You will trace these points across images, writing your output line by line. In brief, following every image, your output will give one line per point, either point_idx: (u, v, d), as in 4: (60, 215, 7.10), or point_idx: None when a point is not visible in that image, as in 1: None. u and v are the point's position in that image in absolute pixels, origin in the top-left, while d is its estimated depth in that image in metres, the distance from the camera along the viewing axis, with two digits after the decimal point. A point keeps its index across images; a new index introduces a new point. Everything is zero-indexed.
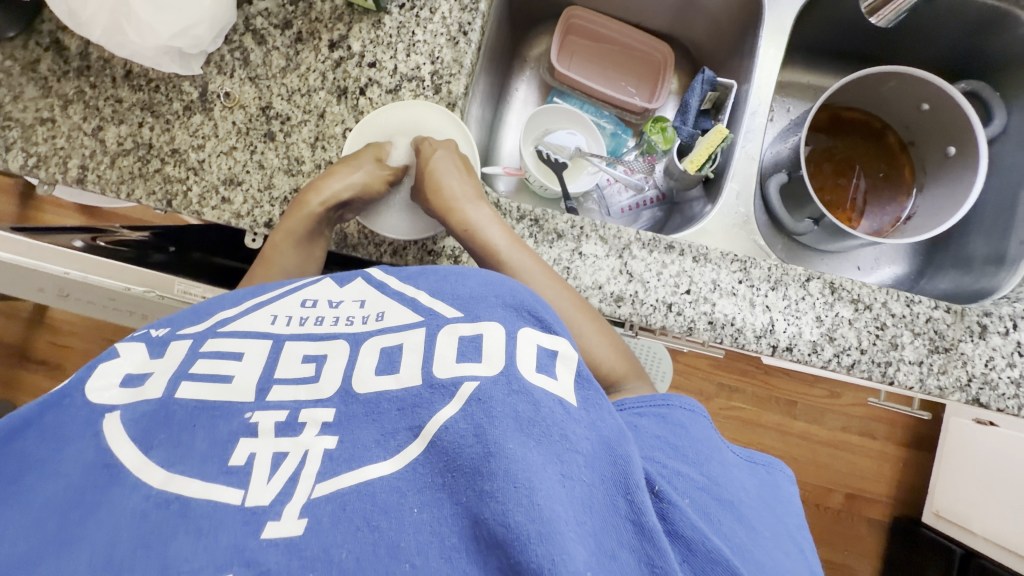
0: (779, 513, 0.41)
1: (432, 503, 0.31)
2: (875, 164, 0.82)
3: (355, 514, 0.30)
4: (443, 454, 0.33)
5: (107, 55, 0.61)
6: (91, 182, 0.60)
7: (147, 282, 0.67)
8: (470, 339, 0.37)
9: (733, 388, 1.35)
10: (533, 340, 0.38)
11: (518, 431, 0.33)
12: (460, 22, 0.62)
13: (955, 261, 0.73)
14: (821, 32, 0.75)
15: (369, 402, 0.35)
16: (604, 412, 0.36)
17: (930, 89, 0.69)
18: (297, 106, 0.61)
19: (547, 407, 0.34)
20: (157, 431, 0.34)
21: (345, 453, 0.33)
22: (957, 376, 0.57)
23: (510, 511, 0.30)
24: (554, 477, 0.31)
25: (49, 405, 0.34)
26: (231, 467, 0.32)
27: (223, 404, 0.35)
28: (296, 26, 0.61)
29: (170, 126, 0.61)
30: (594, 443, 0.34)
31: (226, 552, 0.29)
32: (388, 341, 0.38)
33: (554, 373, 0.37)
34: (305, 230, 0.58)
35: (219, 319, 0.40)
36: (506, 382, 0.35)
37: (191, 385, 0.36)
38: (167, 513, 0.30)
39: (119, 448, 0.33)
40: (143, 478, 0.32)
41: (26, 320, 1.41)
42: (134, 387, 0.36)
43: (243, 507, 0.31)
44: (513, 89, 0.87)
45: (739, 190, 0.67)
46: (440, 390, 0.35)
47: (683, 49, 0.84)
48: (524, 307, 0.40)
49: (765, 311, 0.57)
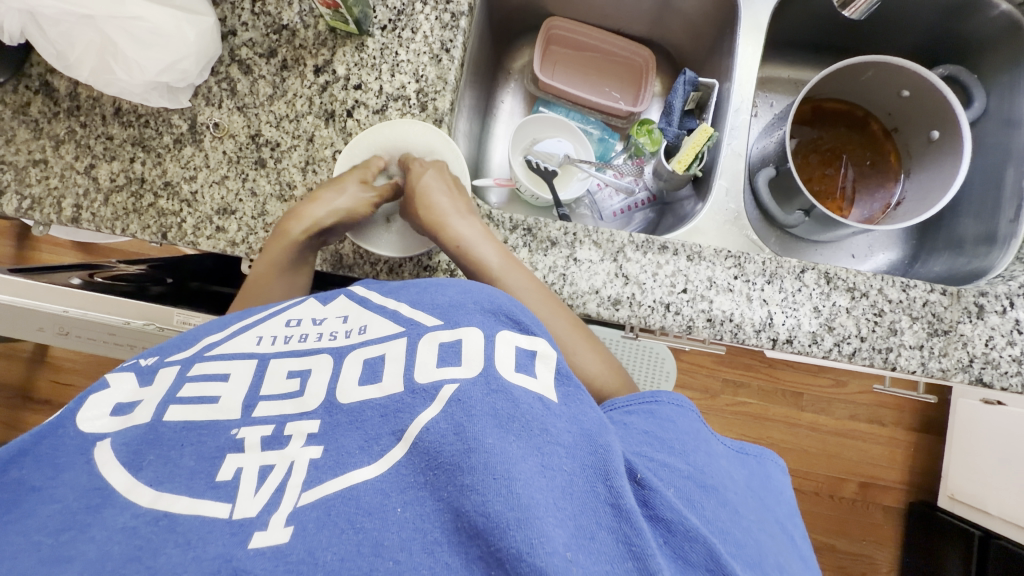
0: (767, 503, 0.41)
1: (415, 501, 0.31)
2: (861, 152, 0.83)
3: (340, 518, 0.30)
4: (424, 454, 0.32)
5: (95, 94, 0.62)
6: (85, 220, 0.60)
7: (145, 315, 0.67)
8: (450, 344, 0.37)
9: (738, 383, 1.35)
10: (511, 341, 0.38)
11: (497, 426, 0.33)
12: (441, 40, 0.63)
13: (947, 242, 0.73)
14: (797, 26, 0.76)
15: (354, 411, 0.35)
16: (585, 406, 0.37)
17: (908, 76, 0.70)
18: (286, 132, 0.61)
19: (527, 404, 0.35)
20: (147, 452, 0.34)
21: (330, 461, 0.33)
22: (958, 358, 0.57)
23: (489, 501, 0.30)
24: (534, 468, 0.32)
25: (43, 435, 0.34)
26: (218, 483, 0.32)
27: (210, 423, 0.35)
28: (281, 53, 0.62)
29: (161, 159, 0.61)
30: (575, 435, 0.34)
31: (213, 561, 0.28)
32: (370, 352, 0.38)
33: (533, 371, 0.37)
34: (286, 260, 0.58)
35: (207, 343, 0.40)
36: (485, 382, 0.35)
37: (179, 408, 0.36)
38: (155, 529, 0.30)
39: (110, 472, 0.33)
40: (132, 498, 0.32)
41: (27, 360, 1.41)
42: (124, 415, 0.36)
43: (231, 520, 0.30)
44: (499, 102, 0.88)
45: (728, 187, 0.68)
46: (422, 394, 0.35)
47: (663, 51, 0.85)
48: (502, 311, 0.40)
49: (762, 305, 0.58)
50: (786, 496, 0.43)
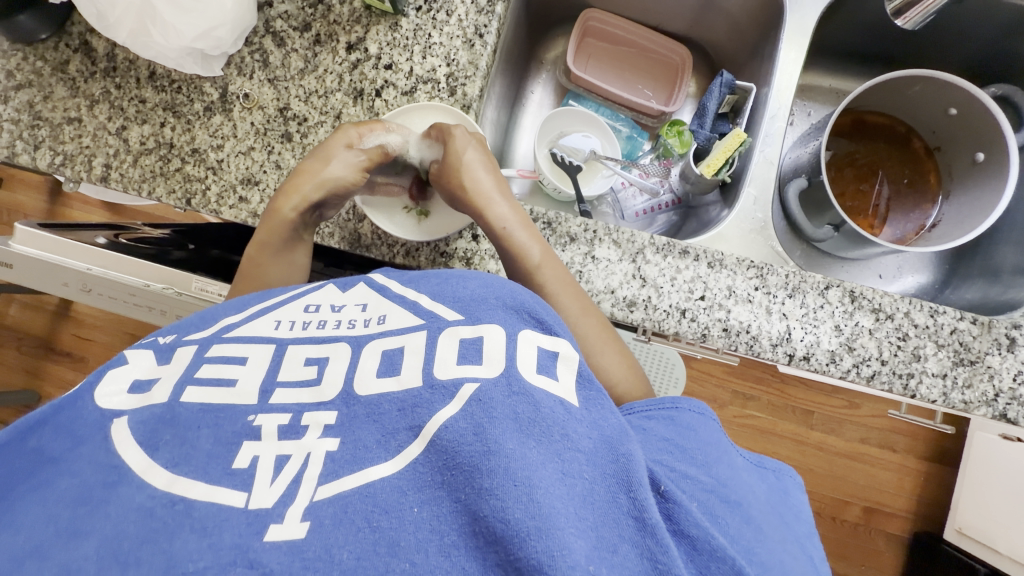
0: (787, 519, 0.40)
1: (432, 501, 0.31)
2: (899, 170, 0.80)
3: (357, 515, 0.30)
4: (442, 453, 0.32)
5: (132, 57, 0.63)
6: (114, 180, 0.62)
7: (165, 279, 0.69)
8: (471, 341, 0.37)
9: (748, 396, 1.33)
10: (533, 342, 0.38)
11: (517, 430, 0.33)
12: (476, 24, 0.62)
13: (982, 270, 0.70)
14: (845, 33, 0.73)
15: (372, 404, 0.35)
16: (606, 412, 0.36)
17: (957, 93, 0.67)
18: (314, 108, 0.61)
19: (548, 407, 0.34)
20: (164, 431, 0.34)
21: (348, 455, 0.33)
22: (983, 391, 0.55)
23: (510, 508, 0.30)
24: (554, 475, 0.31)
25: (62, 406, 0.35)
26: (234, 470, 0.32)
27: (227, 407, 0.35)
28: (315, 28, 0.62)
29: (190, 126, 0.62)
30: (596, 441, 0.34)
31: (230, 552, 0.28)
32: (389, 344, 0.38)
33: (555, 374, 0.37)
34: (282, 236, 0.58)
35: (224, 325, 0.41)
36: (507, 384, 0.35)
37: (196, 391, 0.36)
38: (172, 512, 0.30)
39: (125, 451, 0.33)
40: (149, 478, 0.32)
41: (52, 312, 1.46)
42: (141, 394, 0.36)
43: (247, 509, 0.30)
44: (529, 92, 0.86)
45: (756, 196, 0.66)
46: (441, 390, 0.35)
47: (701, 52, 0.83)
48: (525, 309, 0.39)
49: (781, 319, 0.56)
50: (806, 515, 0.43)
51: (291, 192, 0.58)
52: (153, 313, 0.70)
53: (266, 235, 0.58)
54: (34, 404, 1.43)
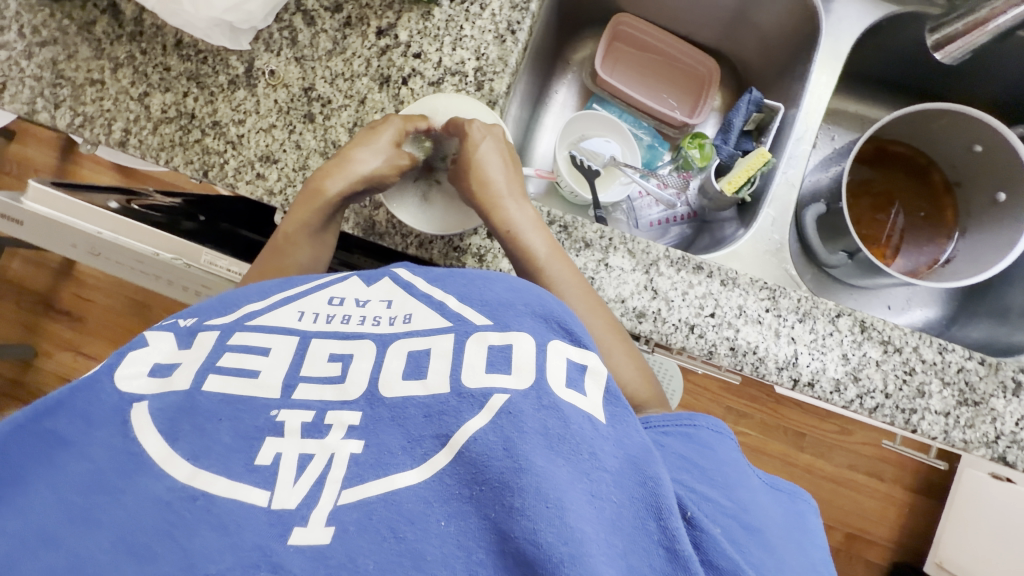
0: (804, 544, 0.40)
1: (459, 515, 0.31)
2: (917, 202, 0.80)
3: (382, 524, 0.30)
4: (470, 465, 0.32)
5: (160, 23, 0.62)
6: (132, 146, 0.61)
7: (174, 249, 0.68)
8: (500, 349, 0.37)
9: (742, 414, 1.33)
10: (562, 353, 0.38)
11: (546, 447, 0.33)
12: (509, 20, 0.61)
13: (990, 311, 0.70)
14: (877, 61, 0.73)
15: (396, 406, 0.35)
16: (630, 429, 0.36)
17: (985, 129, 0.66)
18: (339, 90, 0.61)
19: (577, 424, 0.34)
20: (182, 421, 0.34)
21: (372, 459, 0.33)
22: (984, 432, 0.54)
23: (541, 531, 0.30)
24: (583, 497, 0.31)
25: (81, 387, 0.35)
26: (255, 466, 0.32)
27: (248, 399, 0.35)
28: (346, 10, 0.62)
29: (213, 98, 0.61)
30: (621, 461, 0.34)
31: (253, 553, 0.29)
32: (415, 345, 0.38)
33: (583, 389, 0.36)
34: (318, 220, 0.58)
35: (246, 312, 0.41)
36: (536, 397, 0.34)
37: (217, 379, 0.36)
38: (192, 507, 0.30)
39: (145, 437, 0.33)
40: (167, 469, 0.32)
41: (54, 270, 1.45)
42: (162, 377, 0.36)
43: (270, 510, 0.31)
44: (553, 91, 0.86)
45: (774, 217, 0.66)
46: (468, 399, 0.34)
47: (730, 66, 0.83)
48: (553, 318, 0.40)
49: (789, 343, 0.56)
50: (820, 539, 0.42)
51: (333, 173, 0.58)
52: (160, 283, 0.70)
53: (303, 214, 0.57)
54: (30, 358, 1.43)
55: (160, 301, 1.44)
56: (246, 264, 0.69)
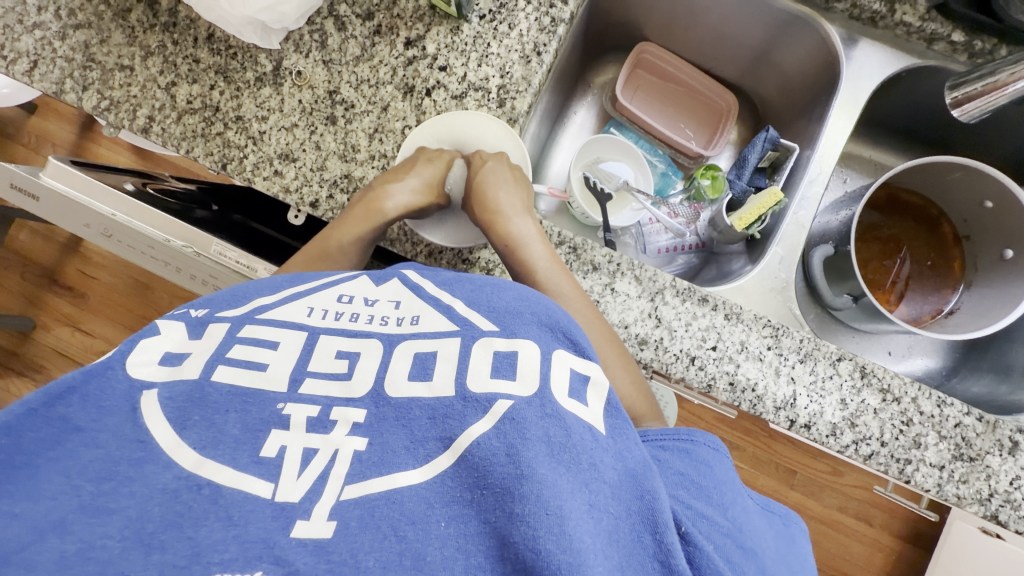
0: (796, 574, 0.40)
1: (459, 518, 0.31)
2: (925, 250, 0.80)
3: (383, 521, 0.30)
4: (472, 470, 0.32)
5: (193, 16, 0.63)
6: (155, 133, 0.62)
7: (185, 237, 0.69)
8: (505, 355, 0.37)
9: (734, 446, 1.32)
10: (566, 363, 0.38)
11: (548, 455, 0.32)
12: (536, 42, 0.62)
13: (992, 365, 0.70)
14: (895, 110, 0.74)
15: (401, 407, 0.35)
16: (630, 443, 0.36)
17: (996, 187, 0.67)
18: (363, 96, 0.62)
19: (578, 434, 0.34)
20: (193, 411, 0.34)
21: (375, 457, 0.33)
22: (978, 489, 0.54)
23: (541, 538, 0.30)
24: (583, 508, 0.31)
25: (93, 374, 0.35)
26: (261, 458, 0.33)
27: (255, 391, 0.36)
28: (377, 19, 0.63)
29: (239, 93, 0.62)
30: (620, 473, 0.34)
31: (256, 546, 0.29)
32: (422, 346, 0.38)
33: (584, 399, 0.36)
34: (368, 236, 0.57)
35: (257, 306, 0.41)
36: (540, 404, 0.34)
37: (227, 370, 0.36)
38: (198, 496, 0.31)
39: (154, 426, 0.33)
40: (175, 457, 0.32)
41: (60, 245, 1.45)
42: (172, 366, 0.37)
43: (273, 501, 0.31)
44: (572, 112, 0.87)
45: (782, 256, 0.67)
46: (474, 403, 0.34)
47: (749, 103, 0.84)
48: (560, 328, 0.40)
49: (789, 383, 0.56)
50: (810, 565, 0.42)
51: (392, 195, 0.57)
52: (169, 269, 0.70)
53: (360, 230, 0.56)
54: (28, 331, 1.44)
55: (162, 285, 1.44)
56: (255, 257, 0.70)
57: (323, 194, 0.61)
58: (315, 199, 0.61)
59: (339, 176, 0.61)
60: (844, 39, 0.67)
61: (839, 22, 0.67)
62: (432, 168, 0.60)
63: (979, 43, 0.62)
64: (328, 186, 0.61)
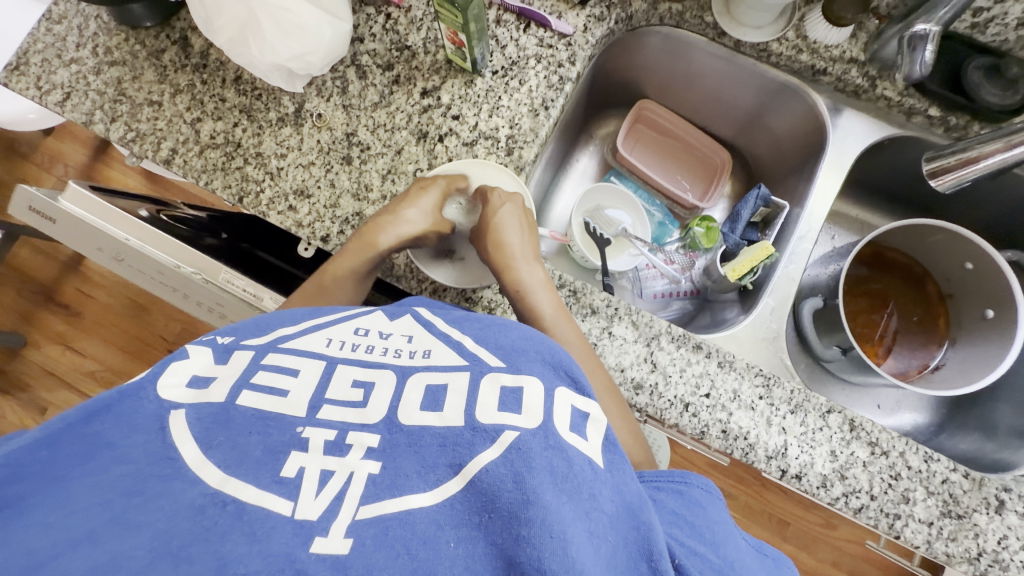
0: None
1: (468, 539, 0.32)
2: (912, 306, 0.83)
3: (396, 541, 0.31)
4: (481, 495, 0.33)
5: (224, 59, 0.67)
6: (176, 164, 0.65)
7: (195, 264, 0.70)
8: (511, 390, 0.38)
9: (725, 494, 1.31)
10: (567, 401, 0.39)
11: (552, 483, 0.33)
12: (544, 97, 0.67)
13: (977, 422, 0.72)
14: (879, 173, 0.78)
15: (413, 434, 0.36)
16: (627, 478, 0.37)
17: (974, 249, 0.71)
18: (378, 139, 0.65)
19: (579, 465, 0.35)
20: (218, 432, 0.36)
21: (388, 481, 0.34)
22: (966, 547, 0.55)
23: (545, 560, 0.31)
24: (583, 534, 0.32)
25: (127, 395, 0.37)
26: (282, 478, 0.34)
27: (277, 416, 0.37)
28: (396, 69, 0.67)
29: (261, 131, 0.66)
30: (617, 505, 0.35)
31: (278, 560, 0.30)
32: (433, 379, 0.39)
33: (585, 434, 0.38)
34: (365, 267, 0.59)
35: (279, 335, 0.43)
36: (544, 436, 0.35)
37: (251, 395, 0.38)
38: (223, 513, 0.32)
39: (182, 444, 0.35)
40: (201, 474, 0.34)
41: (61, 263, 1.46)
42: (199, 389, 0.38)
43: (293, 519, 0.32)
44: (575, 159, 0.91)
45: (773, 307, 0.69)
46: (482, 433, 0.35)
47: (742, 159, 0.89)
48: (562, 367, 0.41)
49: (780, 433, 0.57)
50: None
51: (386, 226, 0.59)
52: (175, 294, 0.74)
53: (355, 259, 0.58)
54: (18, 348, 1.42)
55: (159, 306, 1.45)
56: (262, 286, 0.72)
57: (334, 229, 0.63)
58: (326, 234, 0.63)
59: (350, 214, 0.64)
60: (830, 108, 0.72)
61: (825, 94, 0.72)
62: (426, 196, 0.61)
63: (954, 119, 0.66)
64: (340, 223, 0.63)
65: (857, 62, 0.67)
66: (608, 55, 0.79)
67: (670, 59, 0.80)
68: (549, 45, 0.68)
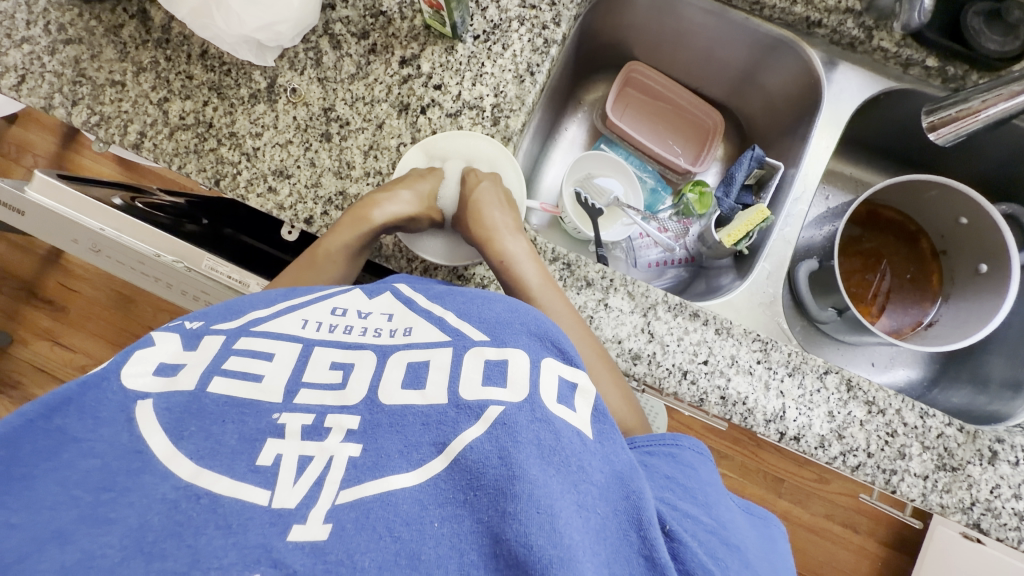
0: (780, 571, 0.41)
1: (453, 518, 0.32)
2: (905, 264, 0.83)
3: (378, 522, 0.31)
4: (466, 472, 0.33)
5: (187, 33, 0.63)
6: (146, 149, 0.62)
7: (175, 252, 0.68)
8: (495, 363, 0.38)
9: (722, 455, 1.34)
10: (554, 370, 0.39)
11: (539, 457, 0.33)
12: (529, 62, 0.64)
13: (971, 377, 0.72)
14: (874, 129, 0.76)
15: (395, 414, 0.36)
16: (617, 447, 0.36)
17: (969, 203, 0.70)
18: (358, 113, 0.62)
19: (567, 438, 0.35)
20: (189, 422, 0.34)
21: (369, 462, 0.34)
22: (961, 497, 0.56)
23: (532, 534, 0.30)
24: (572, 507, 0.32)
25: (89, 386, 0.35)
26: (258, 467, 0.33)
27: (252, 402, 0.36)
28: (372, 37, 0.64)
29: (233, 110, 0.62)
30: (607, 476, 0.34)
31: (255, 551, 0.29)
32: (414, 356, 0.39)
33: (572, 405, 0.37)
34: (359, 245, 0.57)
35: (252, 319, 0.41)
36: (531, 409, 0.35)
37: (222, 380, 0.37)
38: (196, 506, 0.31)
39: (149, 436, 0.34)
40: (171, 468, 0.33)
41: (41, 258, 1.42)
42: (167, 376, 0.37)
43: (270, 508, 0.31)
44: (564, 128, 0.88)
45: (769, 272, 0.69)
46: (466, 410, 0.35)
47: (734, 121, 0.87)
48: (548, 338, 0.41)
49: (778, 397, 0.57)
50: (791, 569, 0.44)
51: (380, 202, 0.57)
52: (160, 284, 0.71)
53: (346, 237, 0.56)
54: (4, 346, 1.40)
55: (147, 298, 1.42)
56: (247, 271, 0.70)
57: (318, 211, 0.61)
58: (309, 216, 0.61)
59: (333, 193, 0.61)
60: (825, 62, 0.70)
61: (820, 47, 0.70)
62: (424, 180, 0.61)
63: (953, 69, 0.64)
64: (323, 204, 0.61)
65: (853, 12, 0.65)
66: (595, 16, 0.75)
67: (660, 17, 0.77)
68: (533, 6, 0.65)
